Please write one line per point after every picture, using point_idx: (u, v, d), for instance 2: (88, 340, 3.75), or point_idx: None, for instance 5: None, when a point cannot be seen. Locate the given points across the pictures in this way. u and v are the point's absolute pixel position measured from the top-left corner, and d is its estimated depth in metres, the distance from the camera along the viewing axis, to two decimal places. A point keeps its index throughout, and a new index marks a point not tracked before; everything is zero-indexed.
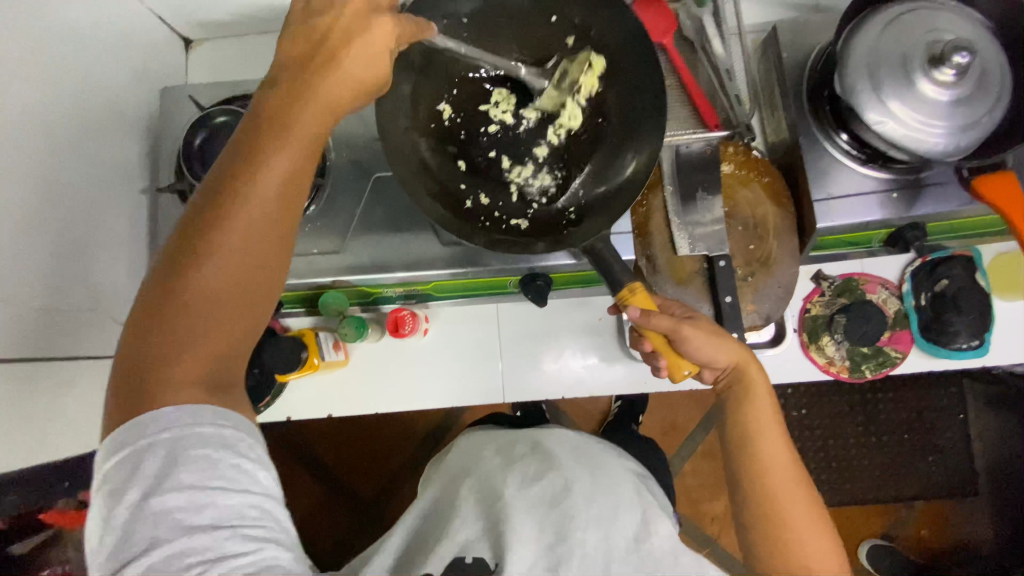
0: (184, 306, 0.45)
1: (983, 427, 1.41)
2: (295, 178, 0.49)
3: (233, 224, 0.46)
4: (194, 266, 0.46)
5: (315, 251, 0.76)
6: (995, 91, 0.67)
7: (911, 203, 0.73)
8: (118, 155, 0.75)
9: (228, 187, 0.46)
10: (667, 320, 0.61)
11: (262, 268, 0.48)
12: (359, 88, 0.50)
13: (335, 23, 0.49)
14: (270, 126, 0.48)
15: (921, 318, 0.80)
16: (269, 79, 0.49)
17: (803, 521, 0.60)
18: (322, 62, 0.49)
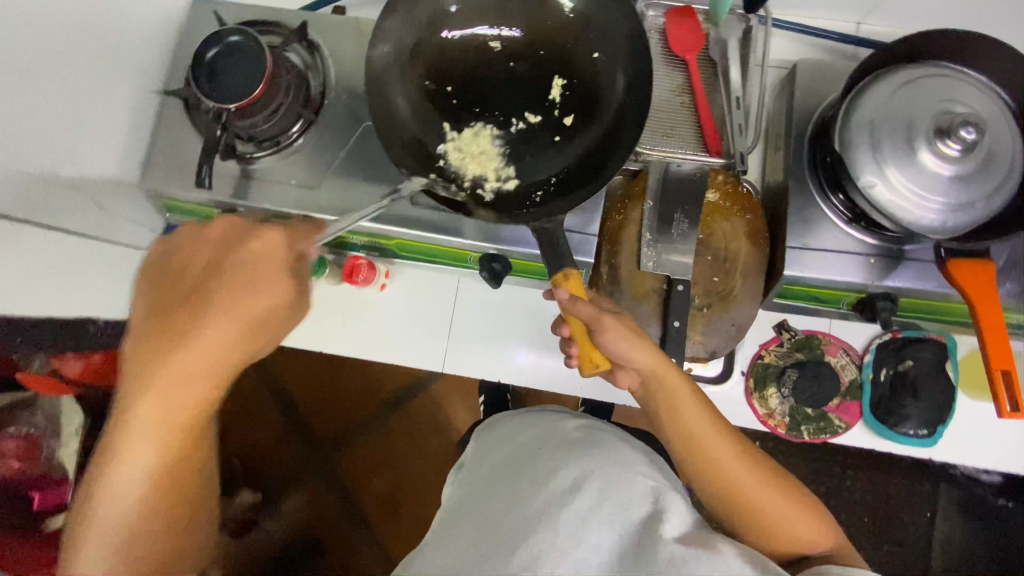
0: (103, 495, 0.59)
1: (947, 531, 1.36)
2: (190, 405, 0.59)
3: (120, 469, 0.58)
4: (99, 481, 0.59)
5: (293, 183, 0.78)
6: (1000, 177, 0.63)
7: (888, 273, 0.71)
8: (137, 52, 0.79)
9: (108, 441, 0.59)
10: (590, 308, 0.61)
11: (173, 454, 0.60)
12: (245, 322, 0.59)
13: (195, 264, 0.60)
14: (152, 372, 0.58)
15: (875, 394, 0.78)
16: (145, 315, 0.59)
17: (777, 504, 0.63)
18: (210, 301, 0.58)
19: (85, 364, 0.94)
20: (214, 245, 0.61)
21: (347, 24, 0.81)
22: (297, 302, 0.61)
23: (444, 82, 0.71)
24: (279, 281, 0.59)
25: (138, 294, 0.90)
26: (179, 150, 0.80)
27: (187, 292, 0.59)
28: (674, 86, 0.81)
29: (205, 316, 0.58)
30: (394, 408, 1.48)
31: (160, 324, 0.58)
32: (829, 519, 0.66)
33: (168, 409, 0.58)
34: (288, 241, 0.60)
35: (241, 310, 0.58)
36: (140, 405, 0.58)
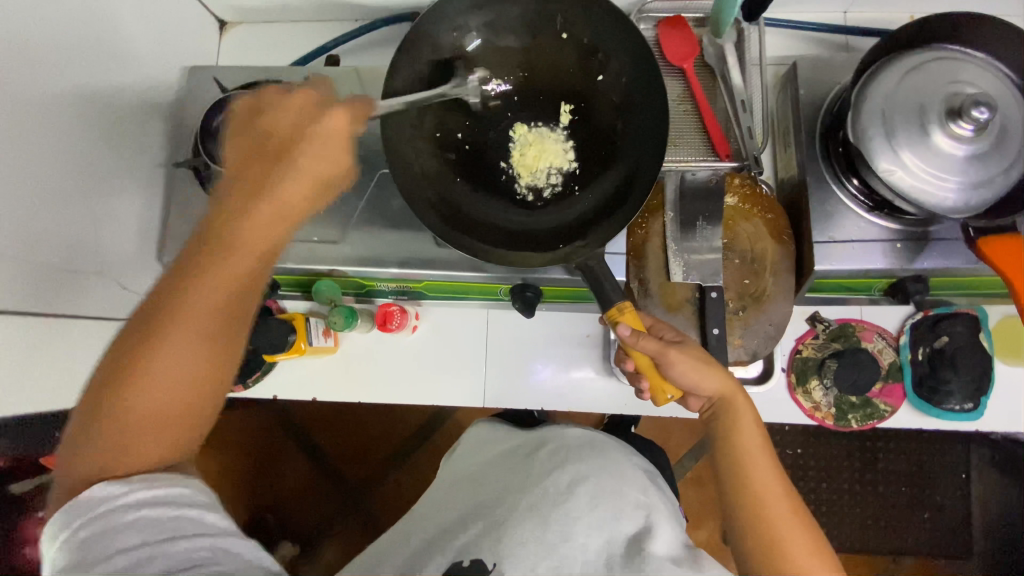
0: (151, 367, 0.52)
1: (984, 492, 1.37)
2: (248, 283, 0.56)
3: (178, 322, 0.52)
4: (156, 346, 0.52)
5: (315, 241, 0.77)
6: (1014, 151, 0.65)
7: (915, 255, 0.71)
8: (139, 126, 0.78)
9: (164, 310, 0.52)
10: (655, 343, 0.62)
11: (223, 326, 0.55)
12: (317, 187, 0.58)
13: (280, 126, 0.57)
14: (213, 245, 0.54)
15: (915, 373, 0.78)
16: (283, 144, 0.57)
17: (806, 554, 0.57)
18: (287, 162, 0.56)
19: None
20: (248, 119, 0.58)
21: (348, 74, 0.82)
22: (343, 173, 0.60)
23: (459, 123, 0.71)
24: (338, 151, 0.58)
25: None
26: (193, 220, 0.80)
27: (269, 149, 0.57)
28: (676, 94, 0.82)
29: (283, 178, 0.56)
30: (422, 441, 1.47)
31: (248, 169, 0.56)
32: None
33: (225, 275, 0.54)
34: (357, 119, 0.58)
35: (307, 168, 0.57)
36: (202, 269, 0.53)
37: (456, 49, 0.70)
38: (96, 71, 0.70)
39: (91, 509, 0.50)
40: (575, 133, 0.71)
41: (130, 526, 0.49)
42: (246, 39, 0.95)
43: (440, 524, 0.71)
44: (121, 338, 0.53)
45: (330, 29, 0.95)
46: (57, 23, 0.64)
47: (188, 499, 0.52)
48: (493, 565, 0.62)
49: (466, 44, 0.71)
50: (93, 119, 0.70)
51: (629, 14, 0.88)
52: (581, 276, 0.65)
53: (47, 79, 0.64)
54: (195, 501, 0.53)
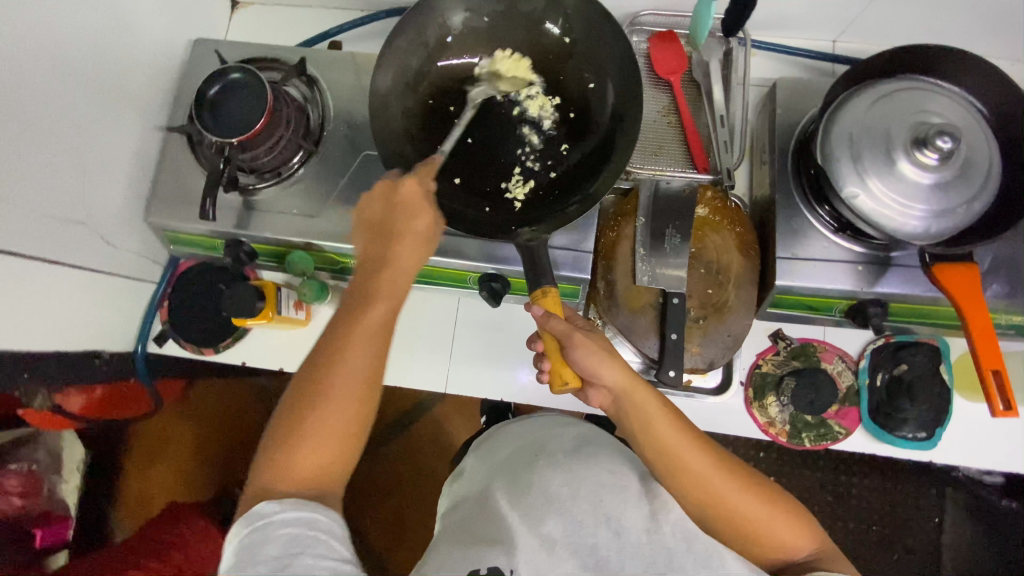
0: (320, 404, 0.58)
1: (957, 537, 1.28)
2: (379, 324, 0.61)
3: (326, 382, 0.59)
4: (320, 388, 0.59)
5: (294, 212, 0.80)
6: (977, 183, 0.66)
7: (877, 279, 0.72)
8: (139, 91, 0.82)
9: (315, 374, 0.59)
10: (563, 324, 0.65)
11: (370, 385, 0.60)
12: (420, 239, 0.63)
13: (379, 211, 0.65)
14: (351, 311, 0.62)
15: (872, 399, 0.79)
16: (382, 217, 0.64)
17: (762, 510, 0.63)
18: (395, 232, 0.62)
19: (88, 398, 0.92)
20: (360, 224, 0.67)
21: (344, 59, 0.85)
22: (444, 223, 0.65)
23: (442, 110, 0.73)
24: (427, 206, 0.62)
25: (142, 324, 0.90)
26: (180, 185, 0.83)
27: (377, 228, 0.64)
28: (661, 106, 0.85)
29: (389, 248, 0.62)
30: (396, 432, 1.47)
31: (367, 252, 0.64)
32: (814, 524, 0.66)
33: (359, 347, 0.60)
34: (420, 181, 0.62)
35: (410, 232, 0.62)
36: (340, 337, 0.60)
37: (441, 33, 0.73)
38: (106, 36, 0.74)
39: (258, 520, 0.53)
40: (556, 124, 0.73)
41: (277, 539, 0.52)
42: (254, 21, 0.99)
43: (456, 525, 0.71)
44: (271, 431, 0.60)
45: (333, 18, 0.98)
46: None
47: (328, 526, 0.55)
48: (510, 570, 0.60)
49: (445, 26, 0.73)
50: (96, 80, 0.74)
51: (620, 25, 0.91)
52: (522, 255, 0.68)
53: (56, 35, 0.67)
54: (326, 527, 0.54)
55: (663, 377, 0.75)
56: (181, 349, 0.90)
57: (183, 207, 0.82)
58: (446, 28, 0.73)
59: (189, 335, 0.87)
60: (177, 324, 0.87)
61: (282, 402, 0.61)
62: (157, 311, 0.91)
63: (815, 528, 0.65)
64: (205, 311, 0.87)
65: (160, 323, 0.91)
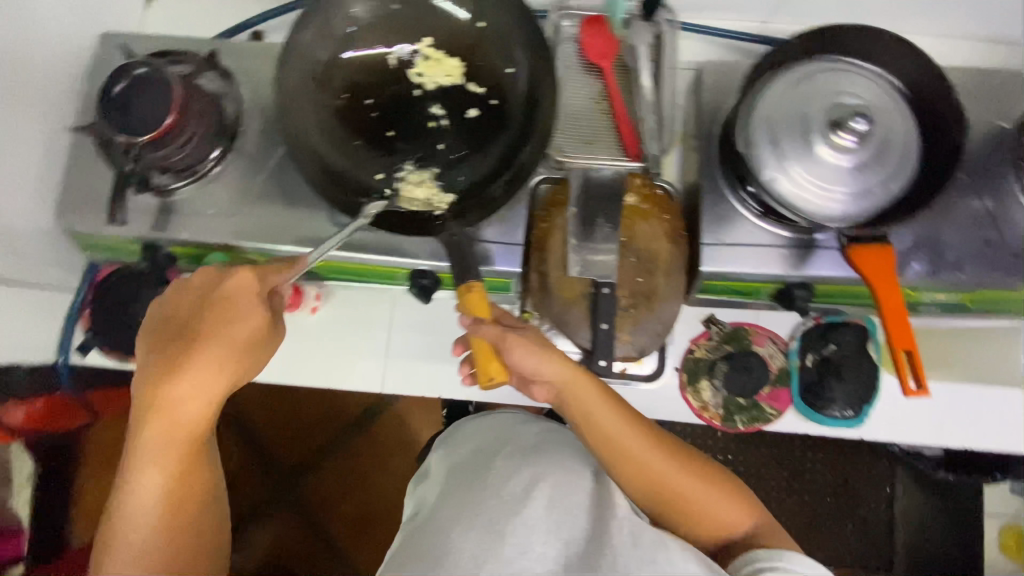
0: (124, 507, 0.62)
1: (910, 508, 1.31)
2: (197, 431, 0.63)
3: (129, 488, 0.62)
4: (123, 485, 0.62)
5: (213, 213, 0.78)
6: (893, 164, 0.67)
7: (803, 262, 0.73)
8: (44, 89, 0.78)
9: (129, 475, 0.62)
10: (494, 329, 0.63)
11: (180, 481, 0.63)
12: (229, 347, 0.62)
13: (184, 306, 0.64)
14: (147, 414, 0.61)
15: (802, 380, 0.80)
16: (190, 318, 0.62)
17: (703, 491, 0.67)
18: (200, 339, 0.61)
19: (27, 411, 0.88)
20: (161, 303, 0.65)
21: (262, 51, 0.82)
22: (272, 325, 0.66)
23: (360, 101, 0.70)
24: (250, 311, 0.63)
25: (63, 333, 0.86)
26: (92, 187, 0.79)
27: (176, 329, 0.63)
28: (592, 93, 0.83)
29: (185, 356, 0.61)
30: (357, 429, 1.45)
31: (165, 349, 0.62)
32: (754, 501, 0.69)
33: (168, 449, 0.62)
34: (252, 276, 0.63)
35: (222, 337, 0.61)
36: (148, 438, 0.61)
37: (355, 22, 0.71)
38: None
39: None
40: (477, 114, 0.71)
41: None
42: (172, 11, 0.95)
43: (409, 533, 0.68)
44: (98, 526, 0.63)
45: (257, 7, 0.95)
46: None
47: None
48: None
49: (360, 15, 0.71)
50: None
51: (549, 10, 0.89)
52: (446, 249, 0.66)
53: None
54: None
55: (595, 367, 0.75)
56: (106, 358, 0.87)
57: (98, 211, 0.78)
58: (361, 18, 0.72)
59: (114, 343, 0.84)
60: (98, 330, 0.84)
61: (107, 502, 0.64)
62: (78, 319, 0.87)
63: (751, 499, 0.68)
64: (128, 319, 0.82)
65: (82, 332, 0.87)
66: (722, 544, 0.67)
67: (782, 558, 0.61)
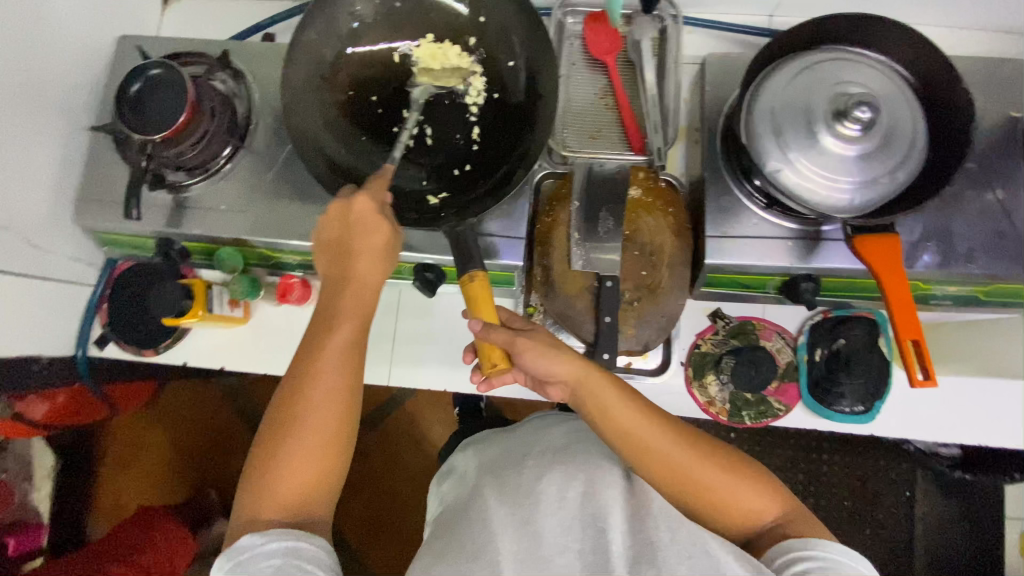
0: (298, 426, 0.57)
1: (929, 512, 1.28)
2: (344, 347, 0.60)
3: (306, 405, 0.58)
4: (300, 410, 0.58)
5: (224, 209, 0.80)
6: (902, 153, 0.66)
7: (809, 254, 0.72)
8: (65, 92, 0.81)
9: (286, 401, 0.59)
10: (504, 333, 0.63)
11: (345, 404, 0.59)
12: (381, 254, 0.61)
13: (332, 228, 0.62)
14: (320, 334, 0.60)
15: (811, 375, 0.79)
16: (326, 235, 0.62)
17: (730, 482, 0.63)
18: (351, 251, 0.60)
19: (51, 406, 0.93)
20: (319, 233, 0.63)
21: (273, 53, 0.84)
22: (402, 234, 0.63)
23: (365, 97, 0.72)
24: (380, 222, 0.60)
25: (81, 327, 0.89)
26: (110, 186, 0.82)
27: (338, 247, 0.62)
28: (596, 88, 0.84)
29: (349, 266, 0.60)
30: (368, 427, 1.47)
31: (332, 268, 0.62)
32: (781, 489, 0.65)
33: (330, 357, 0.59)
34: (372, 196, 0.60)
35: (366, 251, 0.60)
36: (317, 356, 0.59)
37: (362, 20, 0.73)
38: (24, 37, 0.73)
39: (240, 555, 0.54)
40: (479, 108, 0.72)
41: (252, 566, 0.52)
42: (187, 15, 0.98)
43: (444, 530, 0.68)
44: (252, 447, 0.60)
45: (268, 10, 0.97)
46: None
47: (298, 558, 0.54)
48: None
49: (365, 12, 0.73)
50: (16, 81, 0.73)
51: (552, 8, 0.89)
52: (448, 240, 0.67)
53: None
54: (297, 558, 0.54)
55: (598, 361, 0.75)
56: (122, 351, 0.89)
57: (116, 208, 0.81)
58: (366, 15, 0.73)
59: (129, 335, 0.85)
60: (115, 325, 0.84)
61: (263, 422, 0.60)
62: (96, 313, 0.90)
63: (781, 491, 0.65)
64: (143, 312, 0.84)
65: (100, 325, 0.90)
66: (751, 536, 0.64)
67: (813, 546, 0.59)
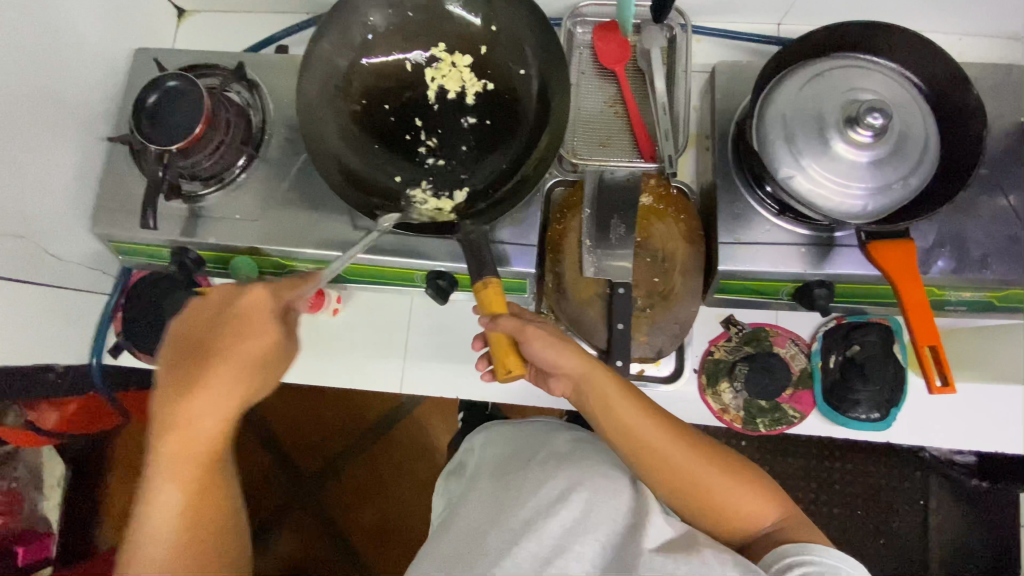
0: (146, 526, 0.58)
1: (943, 521, 1.26)
2: (204, 454, 0.59)
3: (155, 505, 0.58)
4: (140, 506, 0.58)
5: (239, 217, 0.80)
6: (913, 158, 0.66)
7: (822, 260, 0.72)
8: (83, 104, 0.82)
9: (141, 502, 0.59)
10: (512, 321, 0.63)
11: (196, 511, 0.59)
12: (243, 367, 0.58)
13: (199, 322, 0.60)
14: (178, 438, 0.58)
15: (825, 381, 0.78)
16: (206, 331, 0.59)
17: (729, 484, 0.63)
18: (208, 353, 0.58)
19: (62, 414, 0.94)
20: (180, 319, 0.61)
21: (286, 64, 0.85)
22: (285, 339, 0.61)
23: (378, 106, 0.73)
24: (261, 330, 0.59)
25: (97, 335, 0.90)
26: (126, 195, 0.82)
27: (194, 347, 0.59)
28: (605, 97, 0.84)
29: (203, 372, 0.57)
30: (376, 435, 1.46)
31: (176, 366, 0.59)
32: (780, 494, 0.66)
33: (183, 465, 0.58)
34: (268, 294, 0.60)
35: (234, 357, 0.58)
36: (163, 462, 0.58)
37: (375, 31, 0.73)
38: (43, 50, 0.75)
39: None
40: (491, 117, 0.72)
41: None
42: (201, 28, 0.99)
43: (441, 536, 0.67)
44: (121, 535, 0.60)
45: (281, 23, 0.99)
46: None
47: None
48: None
49: (378, 23, 0.74)
50: (35, 93, 0.74)
51: (562, 18, 0.90)
52: (461, 247, 0.67)
53: None
54: None
55: (612, 367, 0.74)
56: (137, 359, 0.90)
57: (131, 217, 0.82)
58: (379, 26, 0.74)
59: (142, 346, 0.86)
60: (129, 334, 0.87)
61: (132, 518, 0.59)
62: (112, 321, 0.91)
63: (779, 496, 0.65)
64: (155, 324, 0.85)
65: (115, 334, 0.91)
66: (749, 538, 0.64)
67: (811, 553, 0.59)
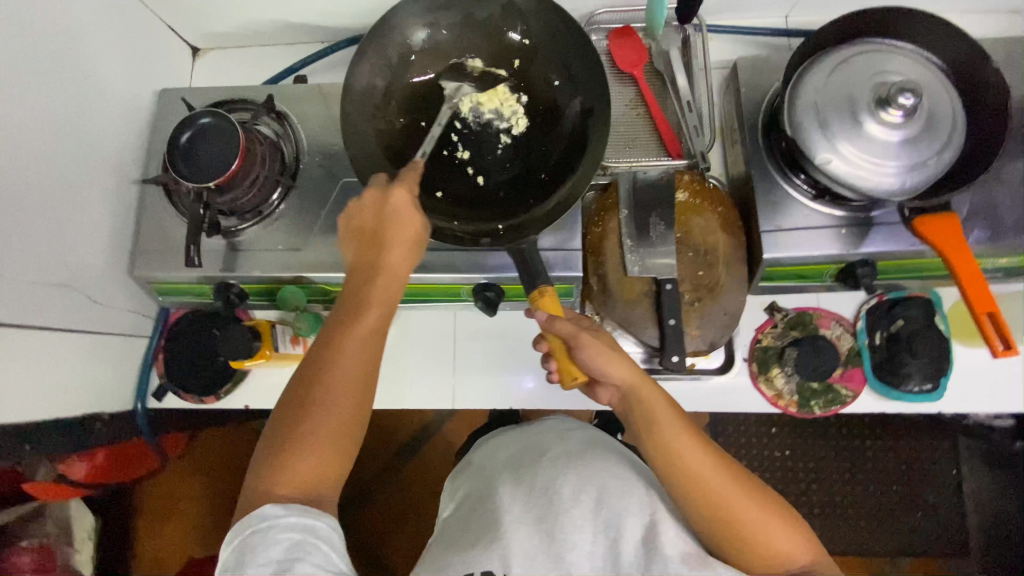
0: (318, 402, 0.59)
1: (980, 488, 1.27)
2: (373, 329, 0.62)
3: (327, 380, 0.59)
4: (316, 383, 0.60)
5: (280, 248, 0.80)
6: (945, 135, 0.68)
7: (861, 240, 0.73)
8: (111, 146, 0.82)
9: (313, 373, 0.60)
10: (569, 325, 0.64)
11: (365, 389, 0.61)
12: (409, 243, 0.62)
13: (367, 213, 0.63)
14: (355, 315, 0.62)
15: (874, 358, 0.80)
16: (368, 223, 0.63)
17: (765, 523, 0.59)
18: (383, 240, 0.62)
19: (92, 464, 0.92)
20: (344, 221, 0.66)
21: (312, 93, 0.86)
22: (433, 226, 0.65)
23: (415, 126, 0.74)
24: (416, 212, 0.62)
25: (139, 378, 0.90)
26: (163, 235, 0.82)
27: (363, 232, 0.64)
28: (629, 99, 0.86)
29: (380, 250, 0.62)
30: (408, 456, 1.45)
31: (360, 250, 0.64)
32: (812, 535, 0.62)
33: (357, 340, 0.61)
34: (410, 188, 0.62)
35: (399, 237, 0.62)
36: (343, 334, 0.61)
37: (406, 52, 0.74)
38: (73, 96, 0.75)
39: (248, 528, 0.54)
40: (527, 127, 0.74)
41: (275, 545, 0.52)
42: (218, 64, 1.00)
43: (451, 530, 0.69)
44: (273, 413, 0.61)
45: (297, 53, 1.00)
46: (33, 47, 0.69)
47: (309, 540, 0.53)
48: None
49: (408, 45, 0.74)
50: (67, 139, 0.74)
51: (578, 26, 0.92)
52: (514, 258, 0.68)
53: (25, 100, 0.68)
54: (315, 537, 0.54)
55: (666, 363, 0.75)
56: (182, 400, 0.89)
57: (168, 256, 0.82)
58: (409, 47, 0.75)
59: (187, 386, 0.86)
60: (173, 375, 0.86)
61: (286, 398, 0.60)
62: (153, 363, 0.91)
63: (811, 535, 0.62)
64: (196, 360, 0.86)
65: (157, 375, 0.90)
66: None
67: None
